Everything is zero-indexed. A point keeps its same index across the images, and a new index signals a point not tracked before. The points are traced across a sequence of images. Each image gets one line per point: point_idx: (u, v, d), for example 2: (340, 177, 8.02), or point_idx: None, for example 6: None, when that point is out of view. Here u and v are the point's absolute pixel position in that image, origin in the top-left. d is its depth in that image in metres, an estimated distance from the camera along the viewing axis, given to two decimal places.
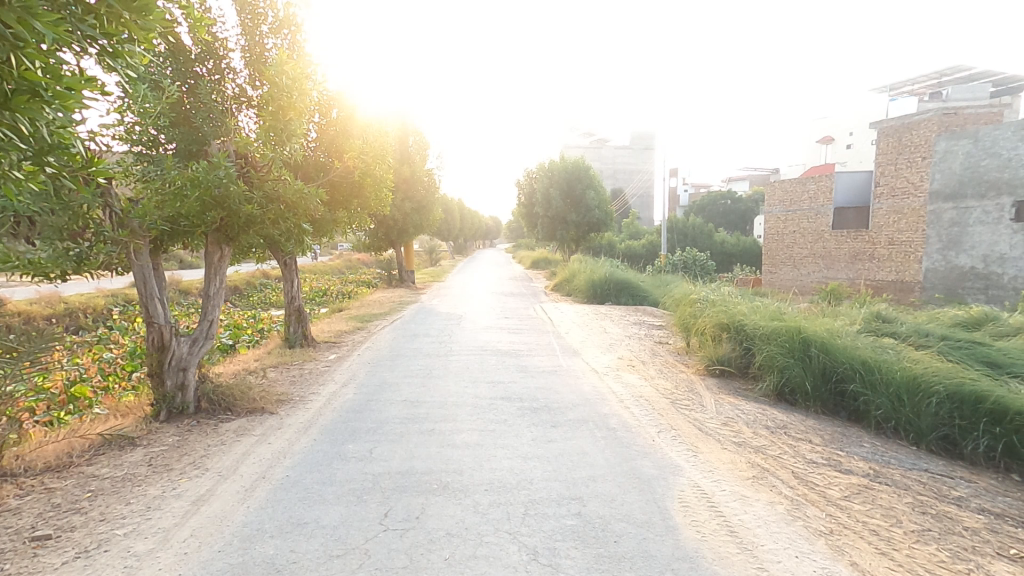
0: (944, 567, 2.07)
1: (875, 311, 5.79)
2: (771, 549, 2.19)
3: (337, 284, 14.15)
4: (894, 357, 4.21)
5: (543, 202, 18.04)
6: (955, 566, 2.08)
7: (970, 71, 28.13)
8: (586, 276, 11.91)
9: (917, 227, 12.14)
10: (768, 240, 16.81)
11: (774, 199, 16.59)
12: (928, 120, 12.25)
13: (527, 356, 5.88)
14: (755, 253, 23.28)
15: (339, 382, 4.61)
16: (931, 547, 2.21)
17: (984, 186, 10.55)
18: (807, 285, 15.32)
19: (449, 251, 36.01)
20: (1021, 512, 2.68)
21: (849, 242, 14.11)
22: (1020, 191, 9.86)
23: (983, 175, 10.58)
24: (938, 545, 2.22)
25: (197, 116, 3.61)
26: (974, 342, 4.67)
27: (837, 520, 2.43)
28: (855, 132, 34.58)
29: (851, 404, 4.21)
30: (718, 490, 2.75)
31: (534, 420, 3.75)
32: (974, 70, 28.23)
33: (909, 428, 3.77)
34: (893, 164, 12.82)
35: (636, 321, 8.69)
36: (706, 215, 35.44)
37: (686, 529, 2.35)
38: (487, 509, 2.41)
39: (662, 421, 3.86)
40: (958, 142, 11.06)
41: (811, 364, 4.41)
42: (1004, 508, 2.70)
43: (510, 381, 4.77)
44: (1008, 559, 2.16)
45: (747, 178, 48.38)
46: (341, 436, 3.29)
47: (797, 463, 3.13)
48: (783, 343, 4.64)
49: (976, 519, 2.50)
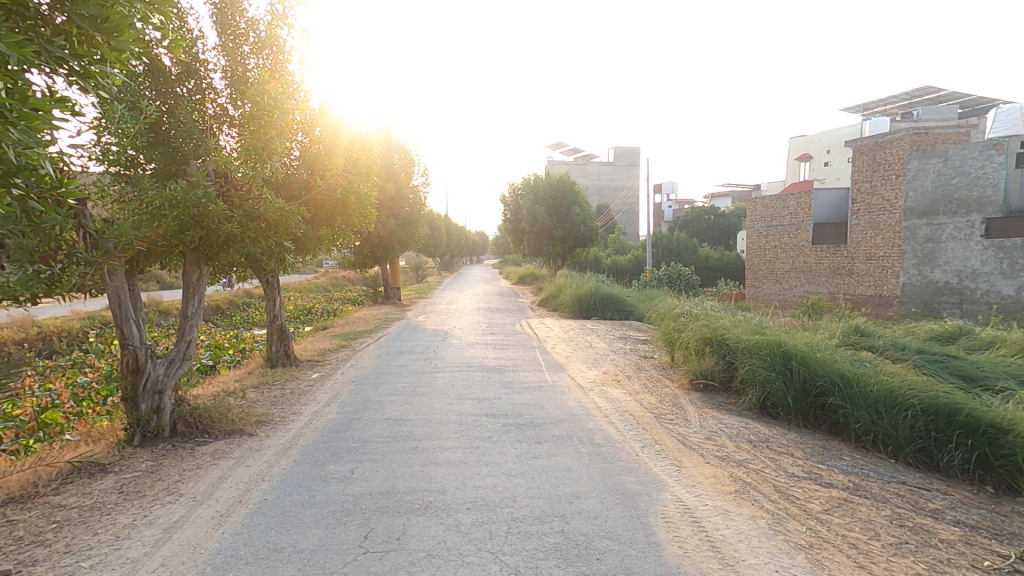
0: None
1: (854, 325, 5.89)
2: (752, 564, 2.21)
3: (322, 302, 14.06)
4: (871, 371, 4.27)
5: (528, 218, 18.13)
6: None
7: (940, 93, 28.99)
8: (571, 291, 11.95)
9: (893, 242, 12.41)
10: (751, 255, 17.04)
11: (756, 215, 16.85)
12: (900, 139, 12.61)
13: (512, 372, 5.88)
14: (738, 267, 23.58)
15: (321, 401, 4.56)
16: (908, 560, 2.23)
17: (954, 204, 10.86)
18: (789, 299, 15.54)
19: (437, 266, 35.98)
20: (993, 523, 2.72)
21: (828, 258, 14.36)
22: (989, 209, 10.20)
23: (953, 193, 10.91)
24: (914, 558, 2.25)
25: (177, 136, 3.63)
26: (948, 356, 4.77)
27: (817, 534, 2.45)
28: (832, 151, 35.34)
29: (830, 416, 4.27)
30: (700, 505, 2.77)
31: (518, 436, 3.75)
32: (943, 92, 29.12)
33: (887, 441, 3.81)
34: (868, 181, 13.15)
35: (621, 336, 8.73)
36: (691, 230, 35.90)
37: (669, 545, 2.35)
38: (469, 529, 2.39)
39: (646, 436, 3.87)
40: (929, 161, 11.42)
41: (792, 377, 4.46)
42: (977, 519, 2.74)
43: (495, 398, 4.75)
44: (980, 571, 2.19)
45: (730, 194, 49.05)
46: (322, 457, 3.25)
47: (778, 477, 3.16)
48: (764, 356, 4.69)
49: (950, 532, 2.54)
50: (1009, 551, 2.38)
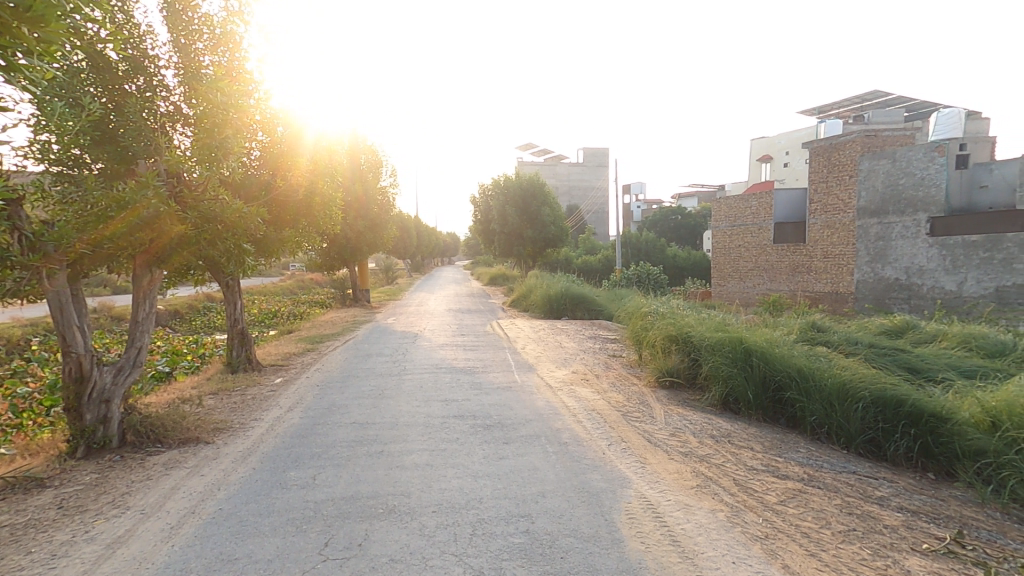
0: (865, 565, 2.19)
1: (810, 321, 6.11)
2: (710, 556, 2.27)
3: (287, 305, 13.78)
4: (825, 365, 4.43)
5: (498, 219, 18.15)
6: (875, 563, 2.20)
7: (889, 97, 30.23)
8: (542, 291, 12.01)
9: (848, 241, 12.88)
10: (716, 254, 17.42)
11: (721, 215, 17.25)
12: (852, 142, 13.10)
13: (481, 373, 5.88)
14: (704, 266, 24.08)
15: (284, 407, 4.48)
16: (855, 546, 2.33)
17: (903, 203, 11.38)
18: (752, 297, 15.95)
19: (407, 267, 35.68)
20: (934, 508, 2.87)
21: (789, 256, 14.79)
22: (934, 208, 10.77)
23: (902, 193, 11.43)
24: (861, 544, 2.35)
25: (124, 135, 3.51)
26: (896, 349, 4.99)
27: (772, 525, 2.53)
28: (791, 153, 36.46)
29: (788, 410, 4.41)
30: (663, 500, 2.83)
31: (486, 437, 3.76)
32: (892, 96, 30.38)
33: (840, 433, 3.97)
34: (824, 182, 13.60)
35: (589, 335, 8.82)
36: (658, 230, 36.48)
37: (631, 541, 2.40)
38: (433, 532, 2.39)
39: (613, 434, 3.93)
40: (878, 163, 11.91)
41: (752, 372, 4.59)
42: (919, 505, 2.88)
43: (463, 399, 4.75)
44: (920, 554, 2.30)
45: (695, 195, 50.06)
46: (283, 463, 3.19)
47: (738, 471, 3.25)
48: (726, 353, 4.81)
49: (895, 517, 2.66)
50: (946, 534, 2.52)
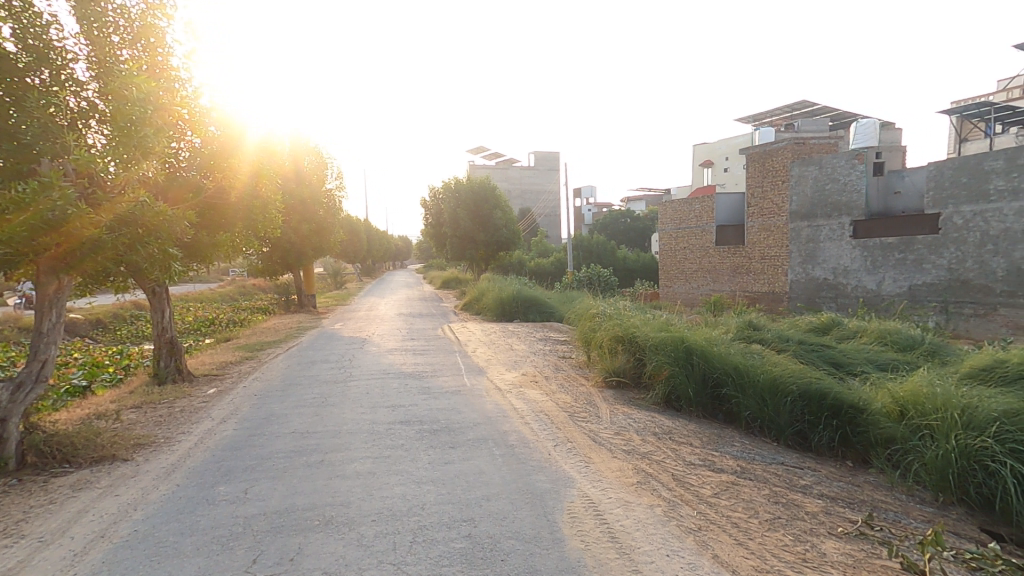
0: (786, 550, 2.30)
1: (747, 320, 6.38)
2: (646, 550, 2.33)
3: (226, 312, 13.21)
4: (759, 361, 4.65)
5: (450, 222, 18.05)
6: (796, 548, 2.32)
7: (817, 107, 32.11)
8: (494, 294, 12.03)
9: (782, 243, 13.56)
10: (663, 256, 17.92)
11: (667, 218, 17.78)
12: (783, 149, 13.78)
13: (430, 377, 5.82)
14: (653, 268, 24.73)
15: (216, 419, 4.29)
16: (779, 533, 2.45)
17: (830, 208, 12.11)
18: (696, 297, 16.52)
19: (357, 271, 34.88)
20: (850, 494, 3.06)
21: (729, 258, 15.41)
22: (857, 212, 11.55)
23: (829, 198, 12.15)
24: (784, 531, 2.47)
25: (24, 131, 3.25)
26: (823, 345, 5.30)
27: (706, 517, 2.62)
28: (730, 158, 38.09)
29: (725, 406, 4.59)
30: (604, 497, 2.89)
31: (432, 442, 3.72)
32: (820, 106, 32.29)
33: (771, 426, 4.19)
34: (759, 187, 14.26)
35: (540, 337, 8.89)
36: (609, 232, 37.24)
37: (571, 540, 2.43)
38: (371, 541, 2.34)
39: (559, 434, 3.97)
40: (807, 169, 12.62)
41: (693, 370, 4.74)
42: (838, 491, 3.07)
43: (411, 404, 4.69)
44: (836, 537, 2.45)
45: (643, 198, 51.47)
46: (212, 478, 3.06)
47: (676, 466, 3.36)
48: (669, 352, 4.94)
49: (816, 504, 2.82)
50: (858, 517, 2.69)
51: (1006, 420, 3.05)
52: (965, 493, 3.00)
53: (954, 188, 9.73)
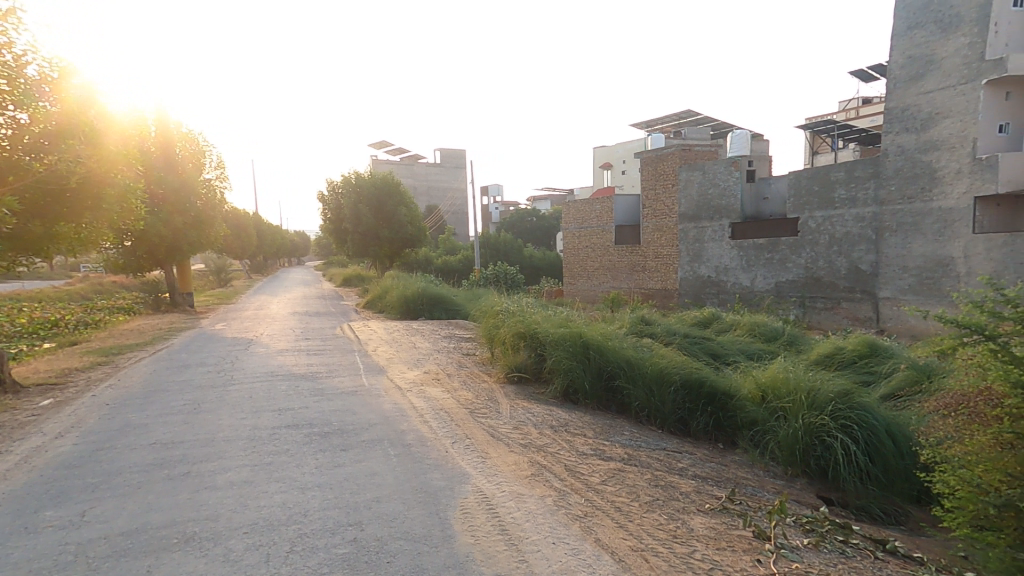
0: (660, 528, 2.45)
1: (640, 315, 6.74)
2: (534, 540, 2.36)
3: (77, 312, 11.70)
4: (648, 354, 4.94)
5: (351, 218, 17.36)
6: (669, 527, 2.47)
7: (702, 117, 34.75)
8: (398, 291, 11.74)
9: (673, 243, 14.54)
10: (567, 256, 18.40)
11: (570, 217, 18.39)
12: (672, 154, 14.67)
13: (323, 378, 5.55)
14: (557, 266, 25.44)
15: (51, 433, 3.78)
16: (656, 514, 2.60)
17: (712, 211, 13.29)
18: (597, 294, 17.25)
19: (246, 269, 32.41)
20: (718, 473, 3.35)
21: (627, 257, 16.23)
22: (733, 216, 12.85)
23: (711, 202, 13.34)
24: (661, 511, 2.63)
25: None
26: (704, 337, 5.75)
27: (592, 504, 2.72)
28: (628, 161, 40.18)
29: (618, 398, 4.79)
30: (496, 491, 2.90)
31: (321, 446, 3.54)
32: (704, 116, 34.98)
33: (656, 415, 4.51)
34: (652, 190, 15.16)
35: (444, 335, 8.81)
36: (515, 231, 37.82)
37: (461, 535, 2.41)
38: (239, 556, 2.17)
39: (458, 431, 3.94)
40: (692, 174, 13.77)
41: (589, 364, 4.89)
42: (708, 471, 3.34)
43: (299, 408, 4.43)
44: (704, 513, 2.65)
45: (547, 197, 52.81)
46: (43, 502, 2.68)
47: (569, 457, 3.45)
48: (568, 347, 5.04)
49: (689, 484, 3.03)
50: (723, 494, 2.94)
51: (839, 400, 3.84)
52: (807, 465, 3.68)
53: (810, 196, 11.29)
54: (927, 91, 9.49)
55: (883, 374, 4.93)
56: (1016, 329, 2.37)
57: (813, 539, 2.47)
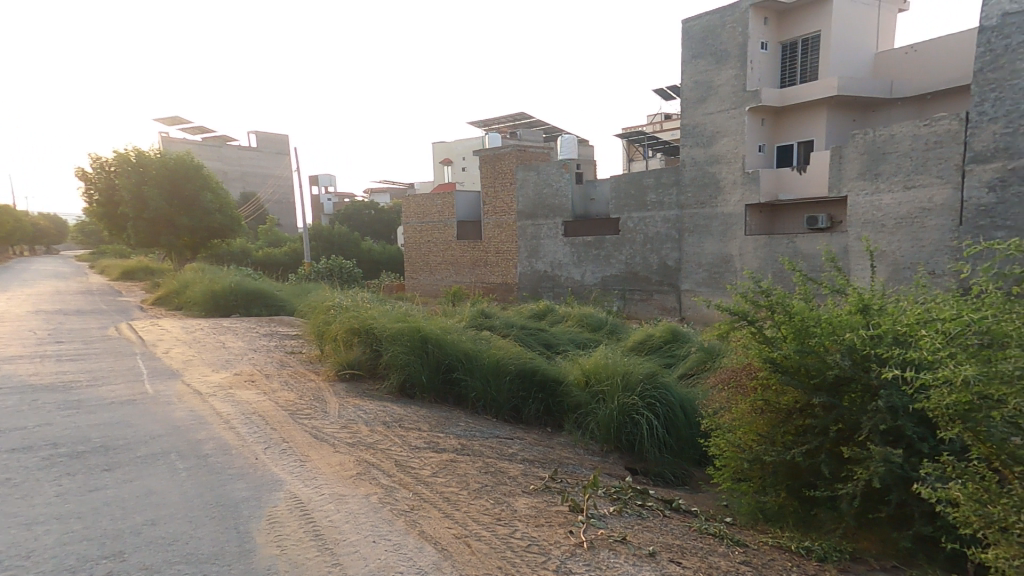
0: (485, 513, 2.49)
1: (480, 309, 6.84)
2: (351, 541, 2.23)
3: None
4: (485, 346, 5.04)
5: (138, 203, 14.86)
6: (494, 510, 2.52)
7: (535, 120, 36.78)
8: (207, 284, 10.43)
9: (513, 239, 15.20)
10: (408, 249, 18.29)
11: (411, 211, 18.13)
12: (509, 154, 15.24)
13: (93, 389, 4.65)
14: (397, 260, 24.93)
15: None
16: (482, 499, 2.64)
17: (547, 209, 14.35)
18: (440, 288, 17.30)
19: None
20: (544, 455, 3.55)
21: (468, 252, 16.47)
22: (565, 215, 14.09)
23: (546, 201, 14.37)
24: (487, 496, 2.68)
25: None
26: (537, 329, 6.05)
27: (420, 496, 2.66)
28: (467, 158, 40.95)
29: (455, 390, 4.80)
30: (314, 495, 2.68)
31: (75, 470, 2.94)
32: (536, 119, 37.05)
33: (491, 404, 4.64)
34: (491, 188, 15.60)
35: (264, 333, 8.04)
36: (352, 224, 36.15)
37: (263, 548, 2.18)
38: None
39: (273, 435, 3.59)
40: (528, 173, 14.67)
41: (427, 358, 4.82)
42: (535, 454, 3.52)
43: (49, 426, 3.64)
44: (529, 494, 2.76)
45: (386, 190, 51.46)
46: None
47: (401, 452, 3.35)
48: (405, 342, 4.90)
49: (516, 468, 3.15)
50: (546, 474, 3.10)
51: (647, 381, 4.36)
52: (619, 441, 4.13)
53: (628, 198, 13.08)
54: (709, 113, 12.16)
55: (682, 357, 5.66)
56: (767, 316, 3.16)
57: (619, 505, 2.74)
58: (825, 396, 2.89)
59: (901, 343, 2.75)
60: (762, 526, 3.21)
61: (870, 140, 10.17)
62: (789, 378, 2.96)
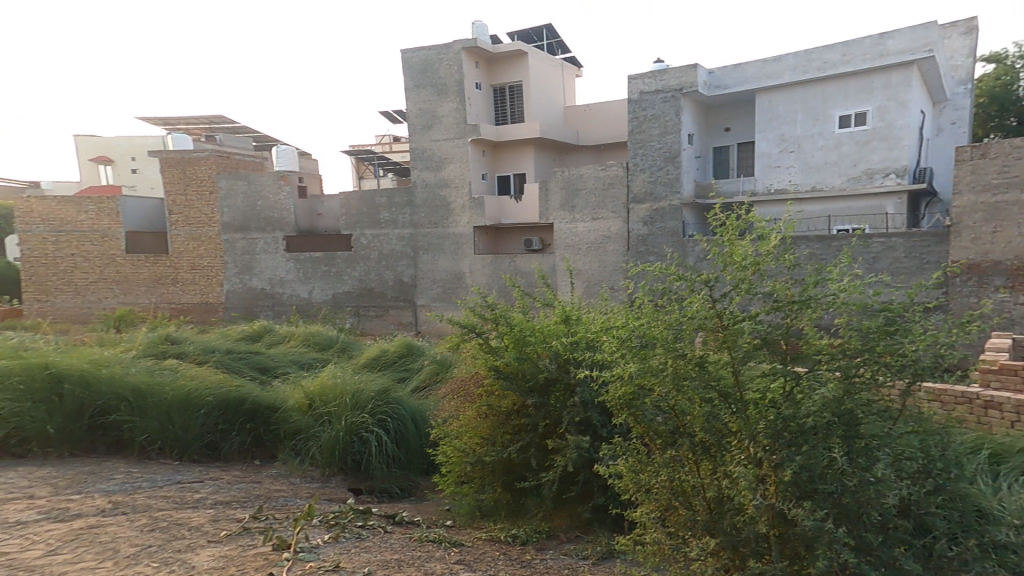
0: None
1: (164, 335, 6.68)
2: None
3: None
4: (170, 378, 5.21)
5: None
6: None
7: None
8: None
9: (215, 253, 13.74)
10: (26, 263, 13.91)
11: (33, 214, 13.83)
12: (206, 158, 13.43)
13: None
14: None
15: None
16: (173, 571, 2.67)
17: (262, 223, 13.50)
18: (94, 313, 14.01)
19: None
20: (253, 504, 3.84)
21: (147, 268, 13.82)
22: (286, 229, 13.59)
23: (259, 214, 13.49)
24: (178, 569, 2.69)
25: None
26: (248, 352, 6.47)
27: None
28: None
29: (114, 433, 4.82)
30: None
31: None
32: None
33: (175, 444, 4.90)
34: (182, 195, 13.55)
35: None
36: None
37: None
38: None
39: None
40: (236, 182, 13.46)
41: (65, 402, 4.63)
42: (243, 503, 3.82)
43: None
44: (219, 544, 2.97)
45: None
46: None
47: (26, 545, 2.89)
48: (22, 386, 4.57)
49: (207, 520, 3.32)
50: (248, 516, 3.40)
51: (376, 398, 5.14)
52: (343, 463, 4.83)
53: (356, 216, 13.33)
54: (435, 140, 13.19)
55: (416, 371, 6.22)
56: (492, 328, 4.02)
57: (334, 534, 3.14)
58: (537, 397, 3.85)
59: (590, 348, 3.81)
60: (477, 522, 4.01)
61: (566, 177, 12.28)
62: (510, 383, 3.86)
